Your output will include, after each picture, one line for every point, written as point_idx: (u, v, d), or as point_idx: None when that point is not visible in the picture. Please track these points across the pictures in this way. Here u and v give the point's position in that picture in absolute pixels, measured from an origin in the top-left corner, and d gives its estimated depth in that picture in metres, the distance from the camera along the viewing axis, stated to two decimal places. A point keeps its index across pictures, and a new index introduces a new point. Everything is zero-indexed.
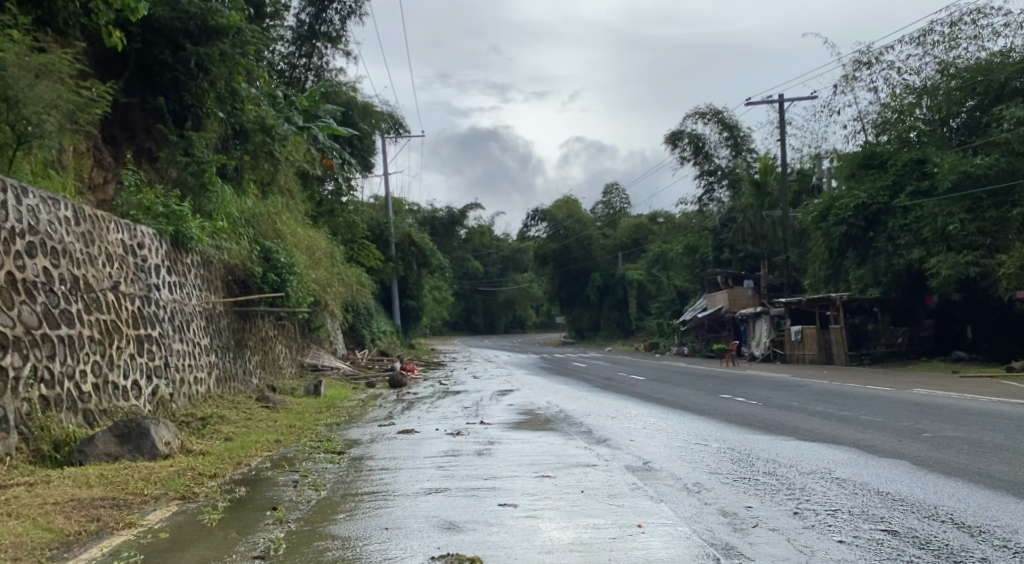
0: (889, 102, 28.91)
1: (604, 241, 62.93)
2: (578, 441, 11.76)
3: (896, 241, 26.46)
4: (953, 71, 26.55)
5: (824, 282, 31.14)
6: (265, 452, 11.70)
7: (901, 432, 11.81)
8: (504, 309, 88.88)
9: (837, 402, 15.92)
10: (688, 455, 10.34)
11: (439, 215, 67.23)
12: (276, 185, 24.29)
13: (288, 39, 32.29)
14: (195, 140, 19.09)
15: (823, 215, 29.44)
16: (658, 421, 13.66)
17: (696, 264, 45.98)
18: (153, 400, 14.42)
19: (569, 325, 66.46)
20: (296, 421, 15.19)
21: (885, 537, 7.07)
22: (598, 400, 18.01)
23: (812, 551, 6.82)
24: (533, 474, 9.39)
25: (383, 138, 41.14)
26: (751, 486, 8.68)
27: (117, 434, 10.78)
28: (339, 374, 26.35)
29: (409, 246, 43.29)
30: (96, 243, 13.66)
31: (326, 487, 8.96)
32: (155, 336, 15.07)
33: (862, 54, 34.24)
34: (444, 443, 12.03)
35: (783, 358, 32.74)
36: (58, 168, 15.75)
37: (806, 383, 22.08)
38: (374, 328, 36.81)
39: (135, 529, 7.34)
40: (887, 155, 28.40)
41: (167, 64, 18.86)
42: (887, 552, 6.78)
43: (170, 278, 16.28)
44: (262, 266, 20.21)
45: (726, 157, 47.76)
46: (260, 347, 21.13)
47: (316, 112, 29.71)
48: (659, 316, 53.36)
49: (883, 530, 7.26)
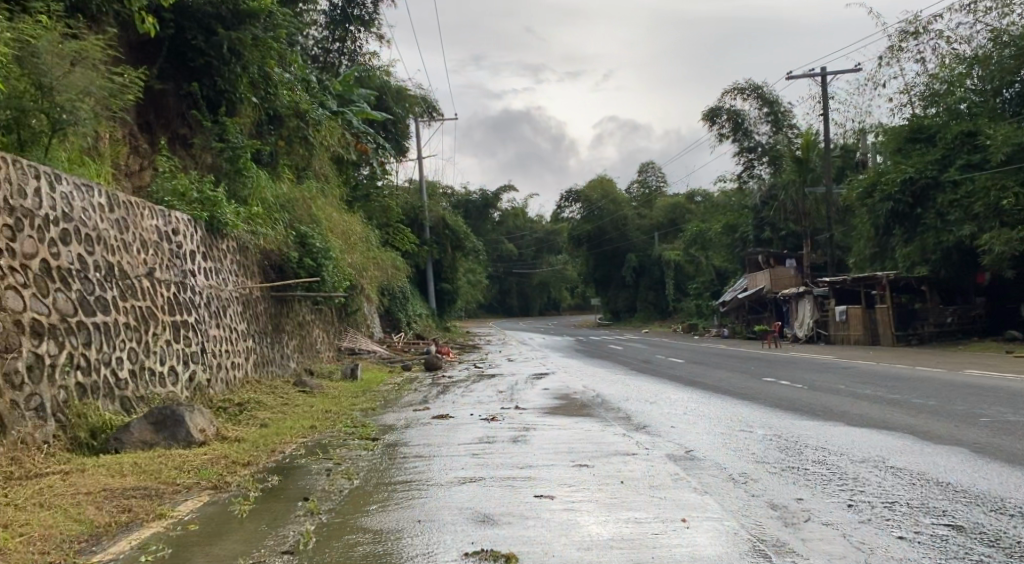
0: (939, 74, 28.22)
1: (640, 221, 62.47)
2: (616, 428, 11.51)
3: (946, 217, 25.89)
4: (1006, 39, 26.04)
5: (869, 260, 30.81)
6: (300, 439, 11.57)
7: (958, 416, 11.43)
8: (538, 291, 88.72)
9: (889, 385, 15.50)
10: (732, 443, 10.05)
11: (472, 197, 67.05)
12: (312, 170, 24.25)
13: (322, 23, 32.20)
14: (229, 126, 19.43)
15: (868, 190, 28.87)
16: (700, 407, 13.37)
17: (736, 243, 45.44)
18: (190, 386, 14.39)
19: (605, 307, 66.20)
20: (332, 406, 15.09)
21: (951, 533, 6.78)
22: (639, 384, 17.72)
23: (871, 549, 6.54)
24: (570, 463, 9.17)
25: (416, 122, 40.96)
26: (801, 477, 8.39)
27: (152, 422, 10.70)
28: (375, 359, 26.31)
29: (444, 230, 43.18)
30: (131, 229, 13.59)
31: (359, 475, 8.80)
32: (191, 322, 15.03)
33: (908, 23, 33.43)
34: (478, 429, 11.83)
35: (827, 339, 32.20)
36: (94, 156, 15.69)
37: (851, 365, 21.62)
38: (409, 312, 36.78)
39: (165, 520, 7.22)
40: (937, 128, 27.74)
41: (200, 49, 18.72)
42: (954, 550, 6.49)
43: (205, 264, 16.24)
44: (298, 251, 20.03)
45: (766, 133, 47.02)
46: (297, 332, 21.07)
47: (350, 96, 29.62)
48: (696, 297, 52.90)
49: (948, 525, 6.96)
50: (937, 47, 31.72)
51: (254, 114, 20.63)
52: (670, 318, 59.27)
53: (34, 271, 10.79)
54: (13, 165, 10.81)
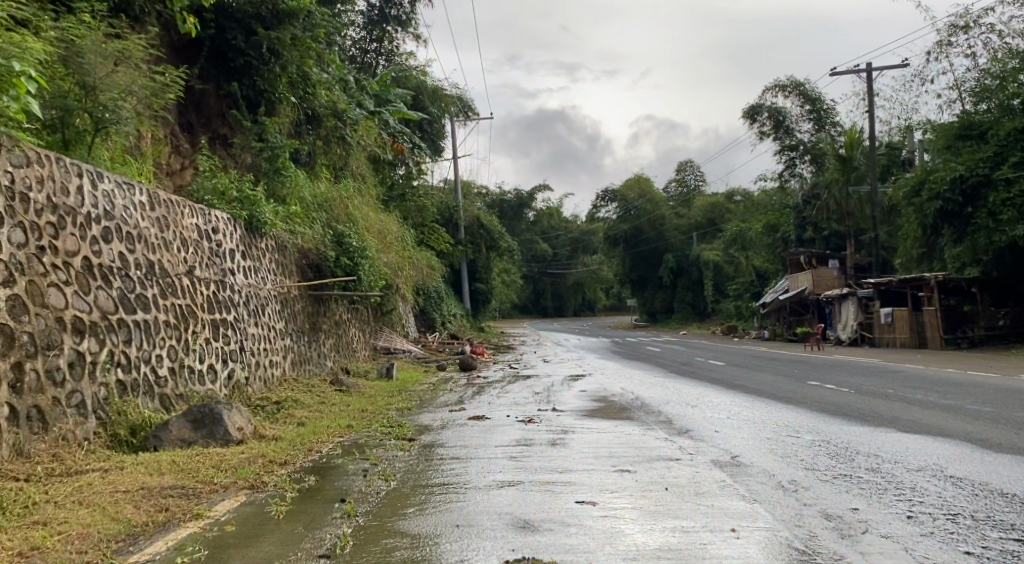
0: (989, 68, 27.64)
1: (678, 221, 62.03)
2: (658, 432, 11.35)
3: (998, 217, 25.34)
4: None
5: (918, 261, 30.32)
6: (336, 438, 11.54)
7: (1014, 423, 11.13)
8: (573, 292, 88.45)
9: (937, 390, 15.18)
10: (779, 449, 9.85)
11: (508, 198, 66.98)
12: (349, 169, 24.25)
13: (359, 24, 32.30)
14: (268, 126, 19.39)
15: (916, 189, 28.48)
16: (743, 411, 13.16)
17: (777, 243, 44.95)
18: (229, 384, 14.44)
19: (641, 308, 65.82)
20: (369, 405, 15.06)
21: (1021, 549, 6.57)
22: (679, 386, 17.52)
23: None
24: (610, 468, 9.02)
25: (452, 121, 40.95)
26: (855, 486, 8.18)
27: (191, 420, 10.71)
28: (410, 358, 26.32)
29: (478, 229, 43.15)
30: (171, 228, 13.66)
31: (396, 476, 8.73)
32: (230, 321, 15.07)
33: (958, 17, 32.81)
34: (515, 432, 11.71)
35: (871, 342, 31.73)
36: (136, 155, 15.84)
37: (895, 368, 21.26)
38: (444, 312, 36.79)
39: (203, 520, 7.19)
40: (988, 125, 27.20)
41: (240, 50, 18.79)
42: None
43: (244, 262, 16.29)
44: (335, 250, 20.00)
45: (808, 131, 46.44)
46: (333, 331, 21.12)
47: (386, 96, 29.66)
48: (736, 298, 52.42)
49: (1015, 540, 6.76)
50: (988, 41, 31.07)
51: (293, 113, 20.69)
52: (708, 319, 58.78)
53: (76, 268, 10.86)
54: (56, 164, 10.88)
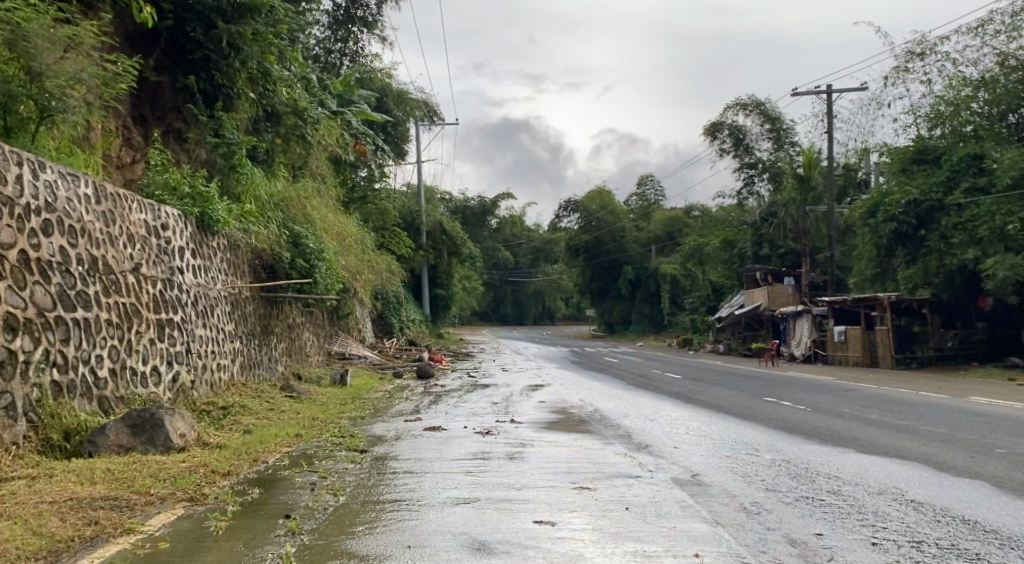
0: (943, 93, 27.81)
1: (637, 234, 61.53)
2: (616, 447, 11.00)
3: (949, 240, 25.53)
4: (1014, 63, 25.60)
5: (871, 280, 30.17)
6: (285, 448, 11.04)
7: (971, 447, 10.93)
8: (533, 301, 88.15)
9: (892, 410, 15.03)
10: (739, 468, 9.55)
11: (470, 204, 66.61)
12: (308, 169, 23.68)
13: (325, 23, 31.76)
14: (224, 121, 18.84)
15: (870, 211, 28.60)
16: (703, 427, 12.88)
17: (733, 259, 44.96)
18: (174, 388, 13.85)
19: (600, 318, 65.71)
20: (321, 412, 14.56)
21: None
22: (636, 399, 17.25)
23: None
24: (570, 485, 8.64)
25: (417, 126, 40.51)
26: (818, 508, 7.89)
27: (129, 425, 10.16)
28: (366, 364, 25.78)
29: (441, 235, 42.65)
30: (117, 223, 13.08)
31: (345, 491, 8.29)
32: (177, 321, 14.48)
33: (914, 44, 33.13)
34: (473, 444, 11.31)
35: (825, 359, 31.81)
36: (85, 146, 15.26)
37: (851, 387, 21.18)
38: (402, 317, 36.25)
39: (134, 536, 6.70)
40: (942, 150, 27.39)
41: (199, 42, 18.16)
42: None
43: (194, 261, 15.72)
44: (291, 252, 19.55)
45: (767, 150, 46.63)
46: (286, 334, 20.56)
47: (349, 97, 29.09)
48: (692, 312, 52.45)
49: None
50: (943, 69, 31.41)
51: (252, 110, 20.03)
52: (664, 332, 58.80)
53: (12, 261, 10.29)
54: None
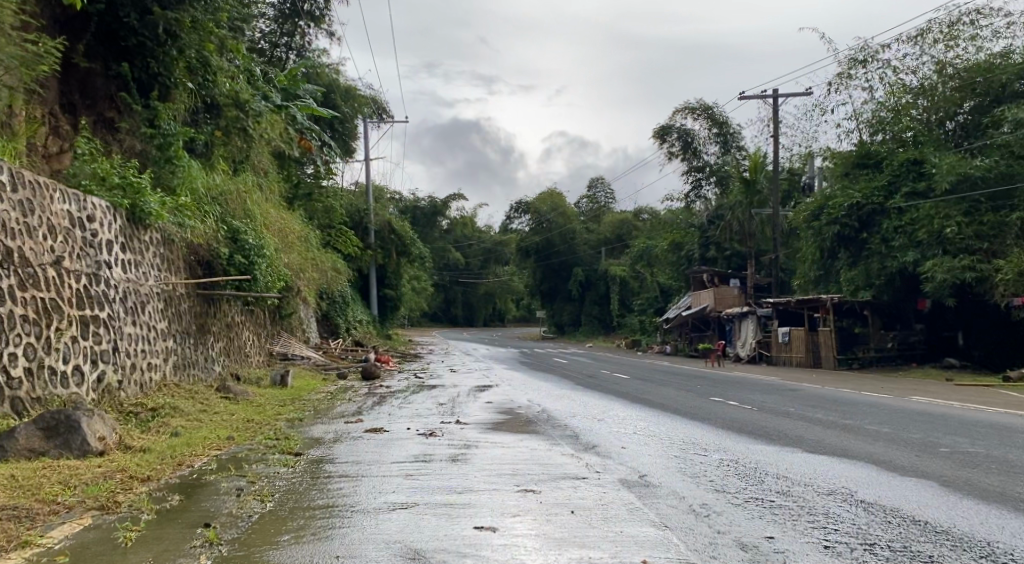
0: (884, 101, 28.08)
1: (587, 236, 61.61)
2: (562, 447, 10.59)
3: (890, 243, 25.57)
4: (952, 71, 25.86)
5: (814, 282, 30.23)
6: (214, 451, 10.43)
7: (916, 445, 10.71)
8: (483, 302, 87.66)
9: (837, 409, 14.83)
10: (687, 469, 9.19)
11: (420, 204, 65.93)
12: (250, 163, 22.91)
13: (271, 16, 30.97)
14: (160, 111, 18.03)
15: (815, 214, 28.65)
16: (650, 426, 12.53)
17: (681, 261, 44.98)
18: (98, 388, 13.15)
19: (549, 319, 65.49)
20: (256, 414, 13.94)
21: None
22: (584, 399, 16.87)
23: None
24: (514, 488, 8.19)
25: (365, 123, 39.80)
26: (767, 509, 7.54)
27: (43, 427, 9.53)
28: (309, 365, 25.08)
29: (389, 234, 41.98)
30: (37, 213, 12.36)
31: (273, 497, 7.75)
32: (103, 319, 13.76)
33: (858, 51, 33.27)
34: (415, 446, 10.79)
35: (768, 360, 31.82)
36: (6, 133, 14.55)
37: (797, 387, 21.04)
38: (349, 317, 35.55)
39: (31, 550, 6.21)
40: (884, 155, 27.48)
41: (133, 29, 17.26)
42: None
43: (124, 256, 14.98)
44: (229, 247, 18.86)
45: (714, 154, 46.76)
46: (224, 333, 19.84)
47: (295, 92, 28.30)
48: (640, 314, 52.39)
49: None
50: (884, 75, 31.60)
51: (190, 100, 19.19)
52: (613, 333, 58.72)
53: None
54: None
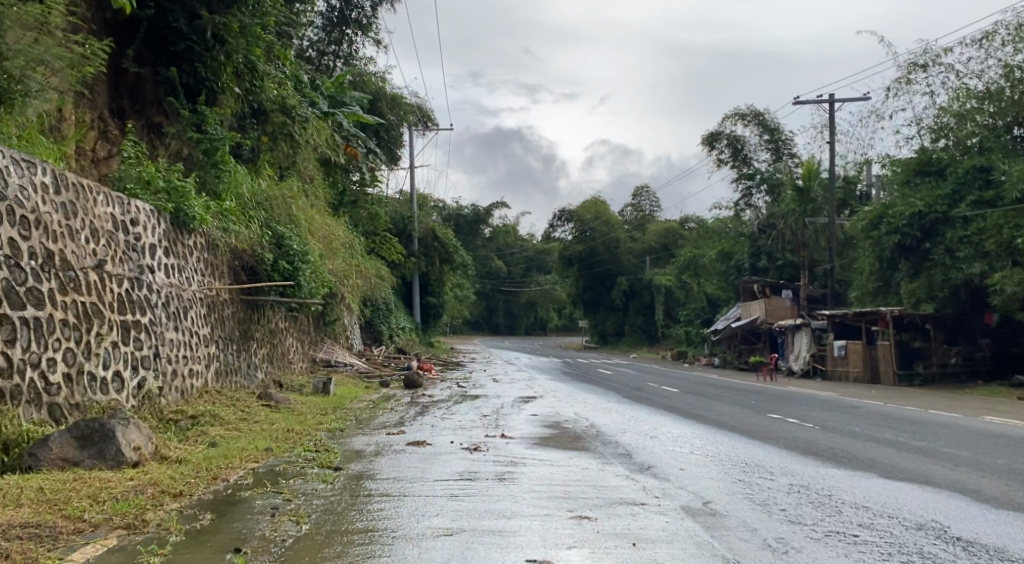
0: (947, 106, 27.10)
1: (632, 245, 60.68)
2: (616, 468, 9.99)
3: (955, 254, 24.54)
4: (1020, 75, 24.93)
5: (871, 295, 29.15)
6: (251, 464, 9.97)
7: (1003, 473, 9.94)
8: (525, 311, 87.19)
9: (905, 429, 14.03)
10: (754, 495, 8.54)
11: (464, 213, 65.57)
12: (296, 168, 22.61)
13: (318, 25, 30.76)
14: (207, 116, 17.73)
15: (873, 223, 27.53)
16: (709, 446, 11.85)
17: (730, 271, 44.12)
18: (139, 394, 12.80)
19: (592, 329, 64.76)
20: (297, 424, 13.50)
21: None
22: (633, 414, 16.24)
23: None
24: (567, 514, 7.61)
25: (410, 131, 39.47)
26: (853, 545, 6.89)
27: (77, 436, 9.13)
28: (352, 372, 24.71)
29: (433, 242, 41.59)
30: (80, 215, 12.07)
31: (310, 518, 7.28)
32: (145, 324, 13.42)
33: (918, 55, 32.30)
34: (460, 462, 10.23)
35: (823, 374, 30.90)
36: (54, 136, 14.39)
37: (858, 404, 20.15)
38: (392, 324, 35.26)
39: None
40: (947, 162, 26.35)
41: (182, 33, 17.02)
42: None
43: (167, 260, 14.65)
44: (273, 253, 18.49)
45: (765, 161, 45.79)
46: (268, 340, 19.52)
47: (341, 98, 28.04)
48: (686, 324, 51.45)
49: None
50: (946, 81, 30.60)
51: (236, 105, 18.90)
52: (657, 343, 57.90)
53: None
54: None
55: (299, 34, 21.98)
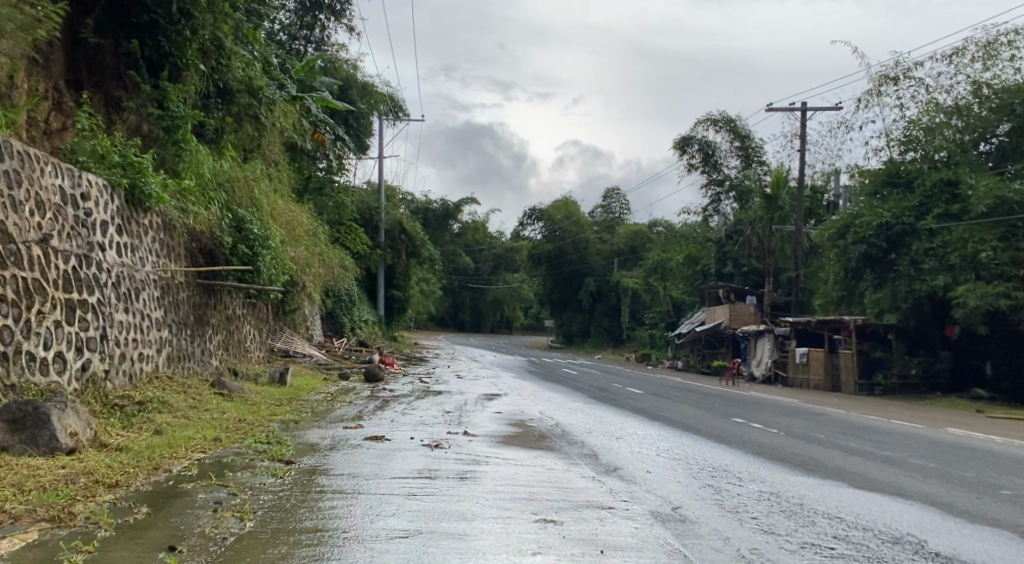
0: (917, 119, 27.03)
1: (600, 246, 60.40)
2: (581, 469, 9.58)
3: (919, 266, 24.35)
4: (987, 91, 25.08)
5: (835, 303, 29.00)
6: (197, 455, 9.44)
7: (976, 486, 9.65)
8: (491, 308, 86.75)
9: (873, 438, 13.74)
10: (725, 502, 8.18)
11: (433, 207, 64.96)
12: (260, 151, 21.94)
13: (291, 9, 30.25)
14: (169, 92, 17.00)
15: (840, 232, 27.35)
16: (675, 449, 11.48)
17: (696, 275, 43.98)
18: (82, 378, 12.21)
19: (558, 329, 64.45)
20: (249, 414, 12.95)
21: None
22: (597, 414, 15.87)
23: None
24: (531, 517, 7.18)
25: (381, 121, 38.87)
26: (830, 558, 6.53)
27: (8, 420, 8.57)
28: (311, 363, 24.11)
29: (400, 234, 40.99)
30: (24, 186, 11.43)
31: (255, 514, 6.81)
32: (92, 304, 12.81)
33: (889, 68, 32.30)
34: (419, 459, 9.78)
35: (785, 381, 30.75)
36: (5, 104, 13.72)
37: (822, 411, 19.92)
38: (355, 317, 34.62)
39: None
40: (915, 174, 26.21)
41: (145, 6, 16.37)
42: None
43: (119, 239, 14.02)
44: (233, 236, 17.87)
45: (735, 168, 45.63)
46: (224, 326, 18.92)
47: (311, 84, 27.35)
48: (651, 327, 51.29)
49: None
50: (917, 94, 30.59)
51: (202, 84, 18.19)
52: (622, 345, 57.73)
53: None
54: None
55: (270, 15, 21.34)
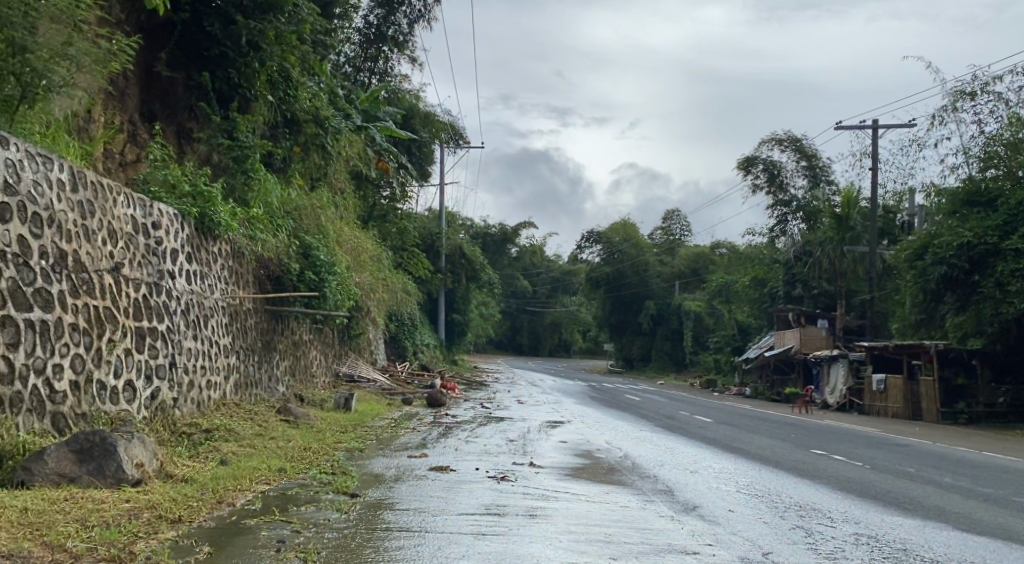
0: (998, 135, 26.02)
1: (660, 268, 59.89)
2: (659, 507, 9.10)
3: (1004, 287, 23.32)
4: None
5: (913, 327, 27.93)
6: (261, 486, 9.19)
7: None
8: (550, 332, 86.23)
9: (968, 472, 12.96)
10: (819, 546, 7.64)
11: (492, 231, 64.88)
12: (326, 180, 21.83)
13: (355, 41, 30.22)
14: (239, 122, 16.97)
15: (918, 252, 26.41)
16: (756, 484, 10.90)
17: (764, 298, 43.06)
18: (151, 405, 12.10)
19: (617, 352, 63.63)
20: (314, 442, 12.72)
21: None
22: (669, 444, 15.31)
23: None
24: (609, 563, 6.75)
25: (443, 148, 38.92)
26: None
27: (75, 450, 8.41)
28: (375, 388, 23.85)
29: (460, 259, 40.86)
30: (97, 216, 11.40)
31: (320, 555, 6.51)
32: (162, 332, 12.74)
33: (965, 83, 31.29)
34: (487, 494, 9.38)
35: (861, 409, 29.67)
36: (82, 136, 13.84)
37: (906, 441, 19.03)
38: (417, 341, 34.47)
39: None
40: (997, 192, 25.16)
41: (216, 39, 16.48)
42: None
43: (189, 266, 13.98)
44: (300, 263, 17.76)
45: (802, 188, 44.59)
46: (291, 351, 18.81)
47: (375, 113, 27.34)
48: (715, 352, 50.30)
49: None
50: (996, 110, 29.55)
51: (270, 113, 18.23)
52: (685, 369, 56.79)
53: None
54: None
55: (334, 44, 21.22)
